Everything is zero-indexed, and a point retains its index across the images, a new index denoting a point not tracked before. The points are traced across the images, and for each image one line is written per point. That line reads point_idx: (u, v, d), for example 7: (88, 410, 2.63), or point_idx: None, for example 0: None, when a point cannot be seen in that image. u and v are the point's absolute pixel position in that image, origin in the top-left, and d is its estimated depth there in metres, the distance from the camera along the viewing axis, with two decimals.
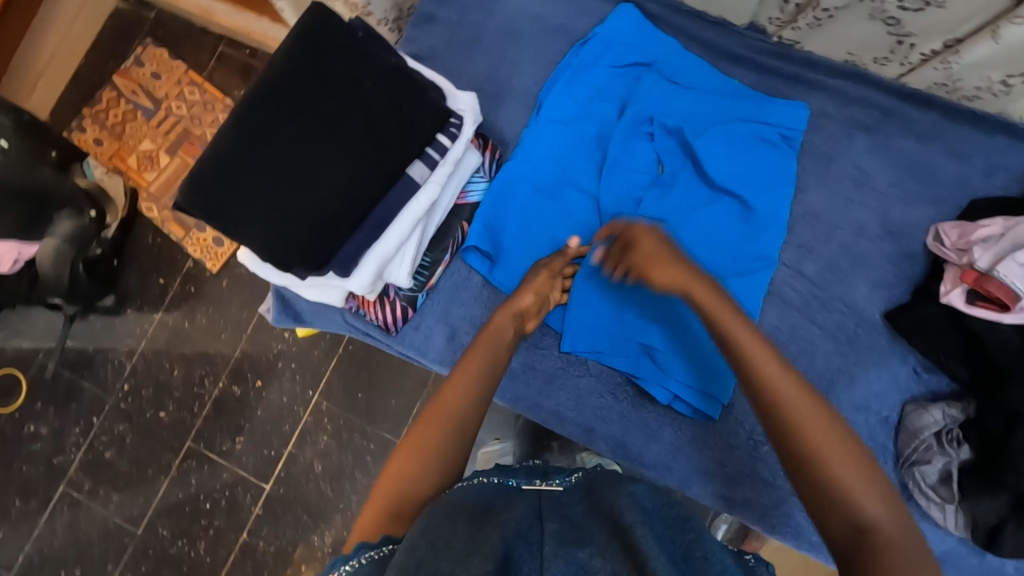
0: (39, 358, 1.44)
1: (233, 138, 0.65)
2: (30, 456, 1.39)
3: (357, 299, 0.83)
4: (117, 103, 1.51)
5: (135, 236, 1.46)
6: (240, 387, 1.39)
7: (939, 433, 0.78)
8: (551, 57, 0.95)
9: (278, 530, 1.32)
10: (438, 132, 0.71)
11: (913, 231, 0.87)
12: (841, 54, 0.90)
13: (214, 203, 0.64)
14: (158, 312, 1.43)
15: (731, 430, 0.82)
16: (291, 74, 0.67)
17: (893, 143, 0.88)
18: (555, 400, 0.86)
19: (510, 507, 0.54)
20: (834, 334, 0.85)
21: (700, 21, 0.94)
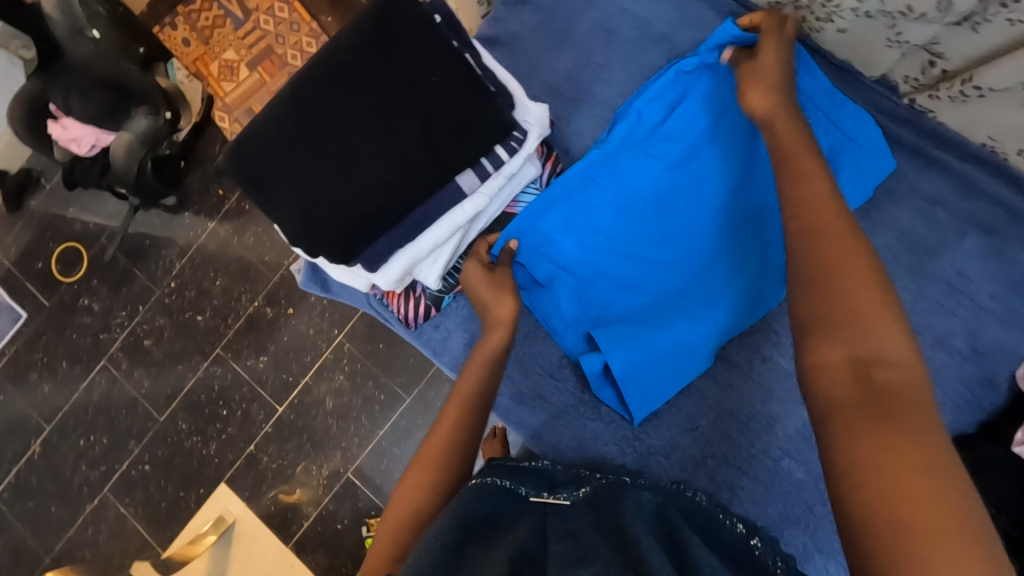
0: (102, 239, 1.52)
1: (289, 110, 0.63)
2: (81, 327, 1.50)
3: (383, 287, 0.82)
4: (210, 6, 1.51)
5: (204, 142, 1.49)
6: (272, 310, 1.44)
7: None
8: (643, 70, 0.86)
9: (282, 450, 1.39)
10: (498, 143, 0.66)
11: (1003, 356, 0.77)
12: (980, 135, 0.77)
13: (254, 172, 0.64)
14: (213, 221, 1.49)
15: (733, 515, 0.79)
16: (355, 55, 0.64)
17: (1009, 253, 0.78)
18: (557, 435, 0.85)
19: (513, 530, 0.55)
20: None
21: (823, 61, 0.82)
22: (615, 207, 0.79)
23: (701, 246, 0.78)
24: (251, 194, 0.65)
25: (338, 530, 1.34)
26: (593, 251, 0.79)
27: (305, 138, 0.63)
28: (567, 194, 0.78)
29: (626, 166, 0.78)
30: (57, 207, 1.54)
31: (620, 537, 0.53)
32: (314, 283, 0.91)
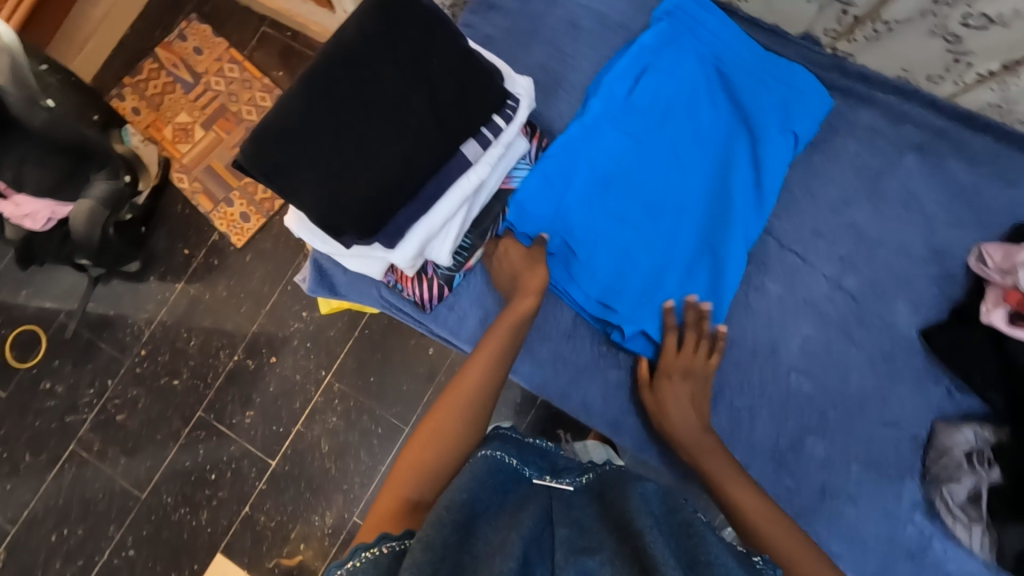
0: (60, 317, 1.46)
1: (303, 99, 0.63)
2: (44, 412, 1.41)
3: (397, 273, 0.83)
4: (158, 75, 1.54)
5: (165, 203, 1.49)
6: (254, 361, 1.40)
7: (970, 453, 0.77)
8: (606, 53, 0.94)
9: (280, 505, 1.33)
10: (495, 113, 0.71)
11: (957, 253, 0.86)
12: (894, 69, 0.90)
13: (274, 163, 0.62)
14: (180, 281, 1.45)
15: (756, 438, 0.83)
16: (364, 44, 0.65)
17: (944, 164, 0.88)
18: (583, 392, 0.87)
19: (523, 508, 0.57)
20: (870, 349, 0.85)
21: (757, 28, 0.93)
22: (605, 170, 0.84)
23: (689, 197, 0.85)
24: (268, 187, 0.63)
25: None
26: (595, 218, 0.83)
27: (319, 126, 0.63)
28: (560, 170, 0.83)
29: (608, 133, 0.85)
30: (8, 289, 1.47)
31: (622, 523, 0.52)
32: (321, 287, 0.92)
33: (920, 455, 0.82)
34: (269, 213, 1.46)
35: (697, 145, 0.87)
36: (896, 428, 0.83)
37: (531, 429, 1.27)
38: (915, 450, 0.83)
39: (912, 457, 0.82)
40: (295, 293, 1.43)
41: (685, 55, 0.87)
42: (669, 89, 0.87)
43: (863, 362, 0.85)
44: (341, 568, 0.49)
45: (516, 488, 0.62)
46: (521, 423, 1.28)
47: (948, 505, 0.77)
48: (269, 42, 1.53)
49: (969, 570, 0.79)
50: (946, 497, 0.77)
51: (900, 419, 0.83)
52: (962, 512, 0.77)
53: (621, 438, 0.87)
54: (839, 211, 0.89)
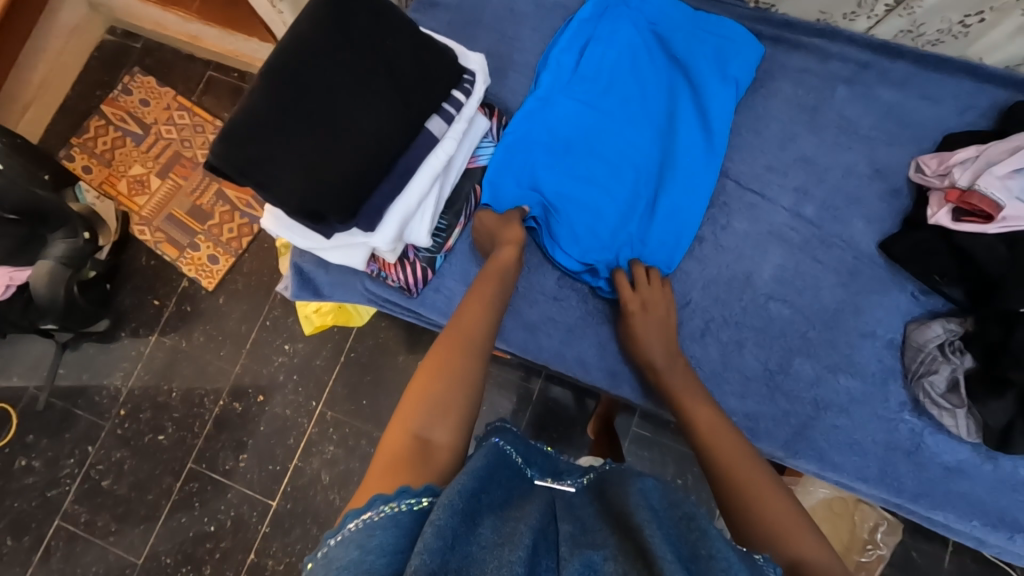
0: (29, 390, 1.40)
1: (266, 93, 0.65)
2: (22, 491, 1.34)
3: (379, 261, 0.84)
4: (106, 131, 1.53)
5: (129, 258, 1.46)
6: (241, 403, 1.37)
7: (943, 345, 0.82)
8: (547, 31, 0.99)
9: (287, 547, 1.28)
10: (454, 88, 0.74)
11: (897, 168, 0.92)
12: (814, 13, 0.97)
13: (245, 157, 0.63)
14: (154, 333, 1.42)
15: (744, 364, 0.86)
16: (318, 32, 0.67)
17: (872, 92, 0.94)
18: (578, 348, 0.89)
19: (524, 506, 0.52)
20: (837, 268, 0.89)
21: None
22: (564, 136, 0.89)
23: (646, 150, 0.90)
24: (244, 182, 0.64)
25: None
26: (561, 180, 0.87)
27: (288, 118, 0.64)
28: (522, 142, 0.88)
29: (561, 103, 0.90)
30: None
31: (624, 517, 0.50)
32: (304, 291, 0.93)
33: (900, 357, 0.86)
34: (236, 252, 1.45)
35: (646, 102, 0.92)
36: (872, 337, 0.87)
37: (531, 425, 1.28)
38: (894, 353, 0.86)
39: (892, 360, 0.86)
40: (275, 328, 1.40)
41: (623, 24, 0.93)
42: (612, 56, 0.92)
43: (832, 280, 0.89)
44: (357, 519, 0.45)
45: (519, 480, 0.59)
46: (521, 422, 1.28)
47: (932, 397, 0.80)
48: (216, 86, 1.54)
49: (962, 457, 0.82)
50: (928, 389, 0.81)
51: (876, 328, 0.87)
52: (944, 401, 0.80)
53: (621, 390, 0.88)
54: (785, 146, 0.94)
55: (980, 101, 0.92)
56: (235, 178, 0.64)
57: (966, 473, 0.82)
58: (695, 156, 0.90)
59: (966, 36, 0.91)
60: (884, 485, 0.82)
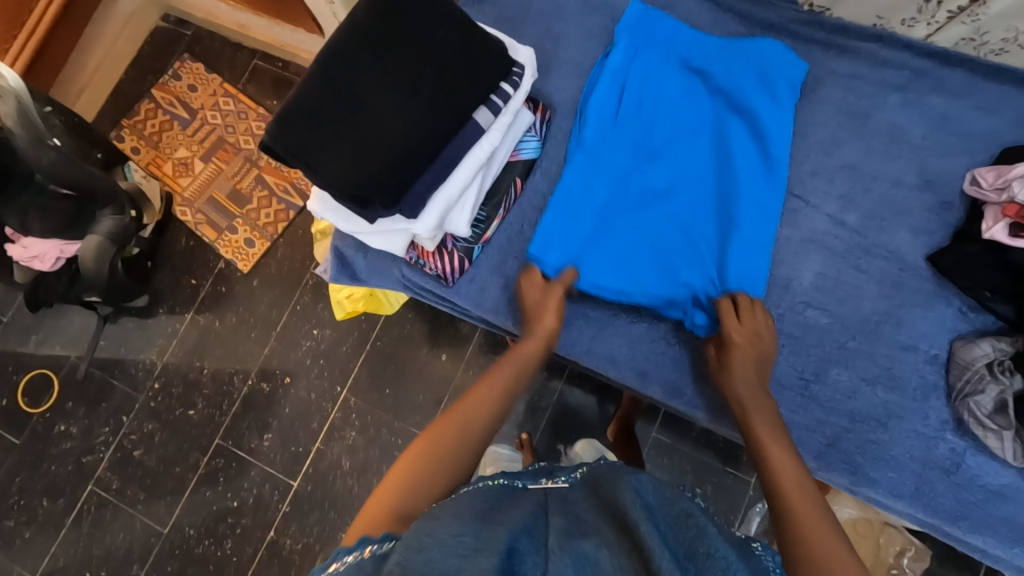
0: (71, 360, 1.46)
1: (321, 79, 0.67)
2: (59, 456, 1.40)
3: (418, 249, 0.85)
4: (155, 114, 1.59)
5: (170, 237, 1.51)
6: (268, 385, 1.40)
7: (991, 365, 0.79)
8: (592, 28, 0.99)
9: (305, 527, 1.31)
10: (502, 80, 0.73)
11: (949, 180, 0.89)
12: (871, 18, 0.95)
13: (297, 140, 0.65)
14: (190, 311, 1.47)
15: (779, 372, 0.85)
16: (373, 22, 0.69)
17: (925, 101, 0.91)
18: (609, 345, 0.89)
19: (518, 504, 0.57)
20: (880, 279, 0.87)
21: None
22: (619, 184, 0.89)
23: (702, 189, 0.89)
24: (294, 165, 0.66)
25: None
26: (620, 230, 0.88)
27: (337, 107, 0.66)
28: (574, 199, 0.88)
29: (609, 152, 0.90)
30: (16, 338, 1.48)
31: (619, 516, 0.52)
32: (342, 275, 0.95)
33: (943, 374, 0.83)
34: (272, 237, 1.48)
35: (692, 139, 0.90)
36: (914, 351, 0.84)
37: (551, 424, 1.28)
38: (937, 370, 0.84)
39: (935, 377, 0.84)
40: (305, 312, 1.44)
41: (656, 65, 0.92)
42: (651, 98, 0.92)
43: (874, 291, 0.87)
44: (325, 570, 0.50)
45: (508, 491, 0.61)
46: (541, 420, 1.28)
47: (977, 417, 0.78)
48: (261, 73, 1.58)
49: (1004, 482, 0.79)
50: (973, 409, 0.78)
51: (919, 342, 0.84)
52: (991, 422, 0.77)
53: (648, 390, 0.88)
54: (831, 152, 0.92)
55: None
56: (287, 162, 0.67)
57: (1008, 498, 0.79)
58: (755, 184, 0.88)
59: None
60: (919, 504, 0.80)
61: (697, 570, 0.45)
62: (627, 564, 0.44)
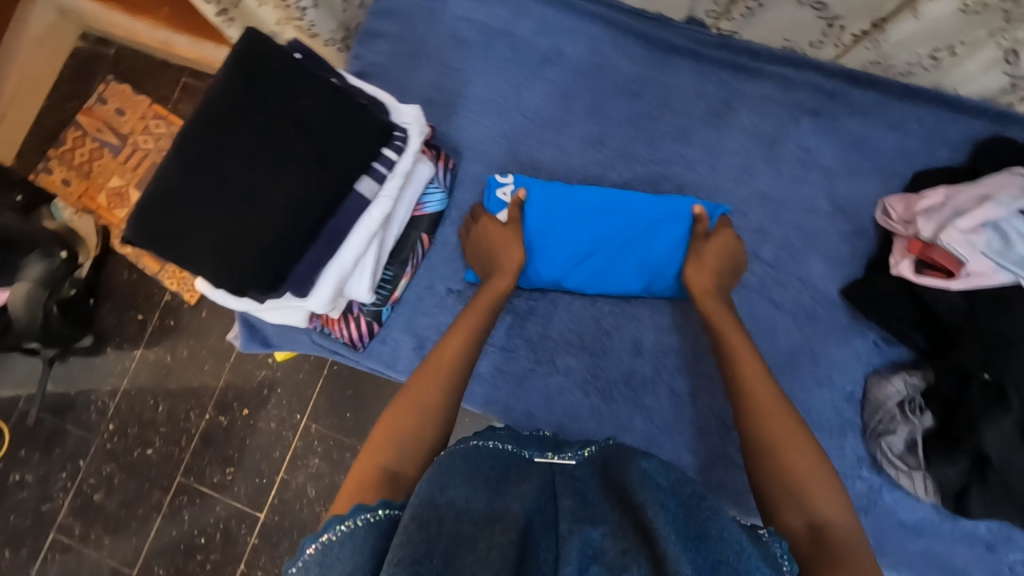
0: (20, 405, 1.42)
1: (177, 167, 0.63)
2: (17, 505, 1.36)
3: (322, 317, 0.84)
4: (83, 142, 1.51)
5: (108, 274, 1.45)
6: (226, 417, 1.38)
7: (902, 403, 0.81)
8: (502, 63, 0.97)
9: (276, 558, 1.30)
10: (384, 147, 0.72)
11: (863, 207, 0.91)
12: (778, 41, 0.94)
13: (161, 232, 0.61)
14: (139, 347, 1.42)
15: (700, 415, 0.88)
16: (233, 100, 0.65)
17: (838, 123, 0.92)
18: (526, 401, 0.90)
19: (524, 479, 0.55)
20: (794, 311, 0.89)
21: (638, 19, 0.96)
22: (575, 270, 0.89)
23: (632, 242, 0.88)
24: (162, 257, 0.63)
25: None
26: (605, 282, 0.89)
27: (204, 182, 0.63)
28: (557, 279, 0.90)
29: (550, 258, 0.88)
30: None
31: (626, 496, 0.50)
32: (253, 341, 0.93)
33: (860, 412, 0.86)
34: None
35: (604, 248, 0.88)
36: (831, 388, 0.86)
37: None
38: (853, 408, 0.86)
39: (852, 415, 0.86)
40: None
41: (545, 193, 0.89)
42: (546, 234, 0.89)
43: (789, 325, 0.88)
44: (315, 542, 0.48)
45: (513, 462, 0.59)
46: None
47: (888, 457, 0.81)
48: (191, 94, 1.51)
49: (920, 516, 0.83)
50: (885, 450, 0.81)
51: (835, 378, 0.87)
52: (902, 462, 0.80)
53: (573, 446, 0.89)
54: (745, 184, 0.92)
55: (954, 134, 0.89)
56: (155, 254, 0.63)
57: (924, 530, 0.82)
58: (667, 253, 0.86)
59: (936, 69, 0.87)
60: None
61: (707, 550, 0.44)
62: (633, 547, 0.43)
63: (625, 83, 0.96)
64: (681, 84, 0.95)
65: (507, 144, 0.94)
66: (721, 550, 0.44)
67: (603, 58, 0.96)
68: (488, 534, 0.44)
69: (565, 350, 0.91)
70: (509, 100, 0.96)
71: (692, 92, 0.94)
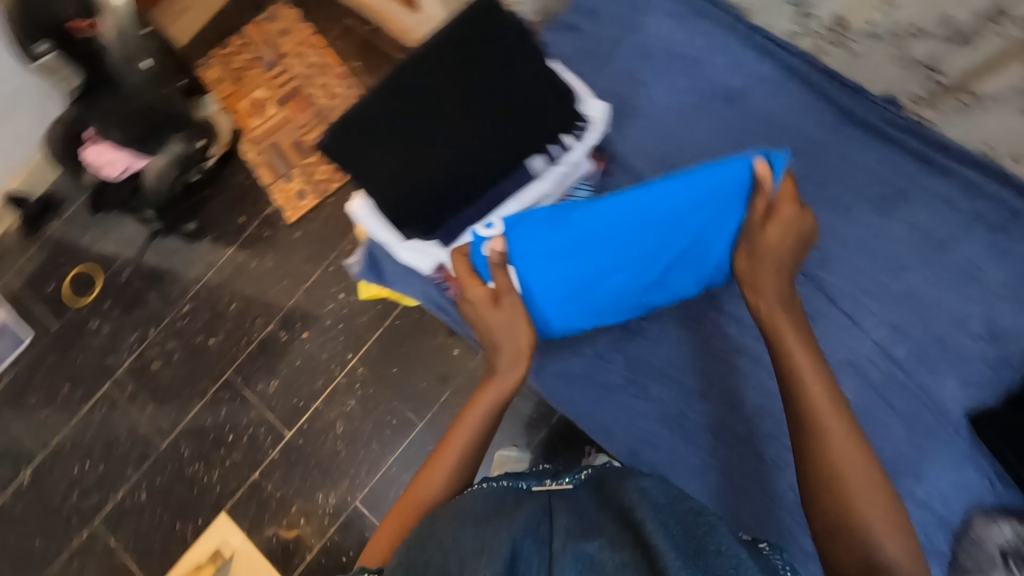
0: (118, 262, 1.54)
1: (388, 96, 0.72)
2: (88, 349, 1.49)
3: (444, 272, 0.86)
4: (244, 50, 1.63)
5: (228, 171, 1.56)
6: (286, 333, 1.45)
7: (1007, 551, 0.78)
8: (678, 88, 0.97)
9: (289, 478, 1.36)
10: (564, 133, 0.80)
11: (1016, 338, 0.84)
12: (977, 144, 0.89)
13: (355, 149, 0.72)
14: (231, 247, 1.52)
15: (770, 480, 0.89)
16: (453, 53, 0.73)
17: (1013, 245, 0.86)
18: (607, 415, 0.95)
19: (518, 509, 0.54)
20: (910, 419, 0.85)
21: (837, 84, 0.95)
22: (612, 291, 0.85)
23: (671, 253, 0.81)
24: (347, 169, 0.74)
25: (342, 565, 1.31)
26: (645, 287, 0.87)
27: (403, 118, 0.72)
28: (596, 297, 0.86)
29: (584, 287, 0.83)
30: (75, 231, 1.57)
31: (625, 512, 0.51)
32: (368, 272, 0.96)
33: (953, 543, 0.83)
34: (324, 194, 1.51)
35: (643, 258, 0.81)
36: (927, 509, 0.83)
37: (548, 443, 1.30)
38: (946, 535, 0.83)
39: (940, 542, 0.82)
40: (335, 275, 1.47)
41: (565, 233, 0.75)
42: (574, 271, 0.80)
43: (901, 432, 0.85)
44: None
45: (512, 497, 0.60)
46: (534, 439, 1.31)
47: None
48: (350, 33, 1.60)
49: None
50: None
51: (934, 500, 0.83)
52: None
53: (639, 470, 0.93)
54: (896, 276, 0.88)
55: None
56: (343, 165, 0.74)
57: None
58: (728, 236, 0.80)
59: None
60: None
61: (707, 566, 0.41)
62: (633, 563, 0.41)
63: (799, 142, 0.94)
64: (864, 158, 0.92)
65: (657, 166, 0.95)
66: (721, 565, 0.41)
67: (789, 111, 0.95)
68: (473, 564, 0.42)
69: (659, 380, 0.95)
70: (678, 125, 0.96)
71: (873, 169, 0.92)
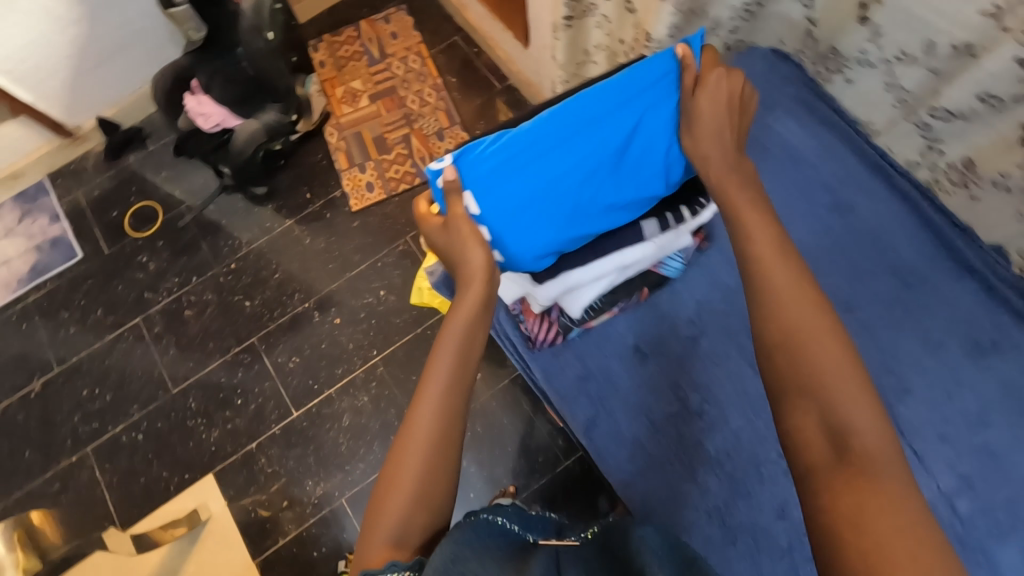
0: (181, 207, 1.59)
1: None
2: (130, 281, 1.53)
3: (524, 305, 0.91)
4: (353, 42, 1.71)
5: (305, 150, 1.62)
6: (320, 314, 1.47)
7: None
8: (779, 184, 0.98)
9: (284, 456, 1.36)
10: (683, 205, 0.87)
11: None
12: None
13: None
14: (291, 219, 1.56)
15: None
16: None
17: None
18: (648, 486, 0.89)
19: (530, 553, 0.53)
20: None
21: (949, 220, 0.92)
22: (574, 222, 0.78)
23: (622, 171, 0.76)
24: None
25: (312, 557, 1.29)
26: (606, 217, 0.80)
27: None
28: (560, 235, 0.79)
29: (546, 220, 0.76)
30: (150, 168, 1.63)
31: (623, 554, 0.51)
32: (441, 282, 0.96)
33: None
34: (391, 191, 1.55)
35: (599, 180, 0.75)
36: None
37: (547, 492, 1.27)
38: None
39: None
40: (381, 272, 1.49)
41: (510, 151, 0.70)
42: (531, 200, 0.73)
43: None
44: None
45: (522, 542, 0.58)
46: (533, 482, 1.28)
47: None
48: (454, 51, 1.67)
49: None
50: None
51: None
52: None
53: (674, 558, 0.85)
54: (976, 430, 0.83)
55: None
56: None
57: None
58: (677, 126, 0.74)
59: None
60: None
61: None
62: None
63: (898, 266, 0.92)
64: (958, 297, 0.89)
65: None
66: None
67: (890, 232, 0.94)
68: None
69: (707, 468, 0.88)
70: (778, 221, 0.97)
71: (967, 311, 0.88)
